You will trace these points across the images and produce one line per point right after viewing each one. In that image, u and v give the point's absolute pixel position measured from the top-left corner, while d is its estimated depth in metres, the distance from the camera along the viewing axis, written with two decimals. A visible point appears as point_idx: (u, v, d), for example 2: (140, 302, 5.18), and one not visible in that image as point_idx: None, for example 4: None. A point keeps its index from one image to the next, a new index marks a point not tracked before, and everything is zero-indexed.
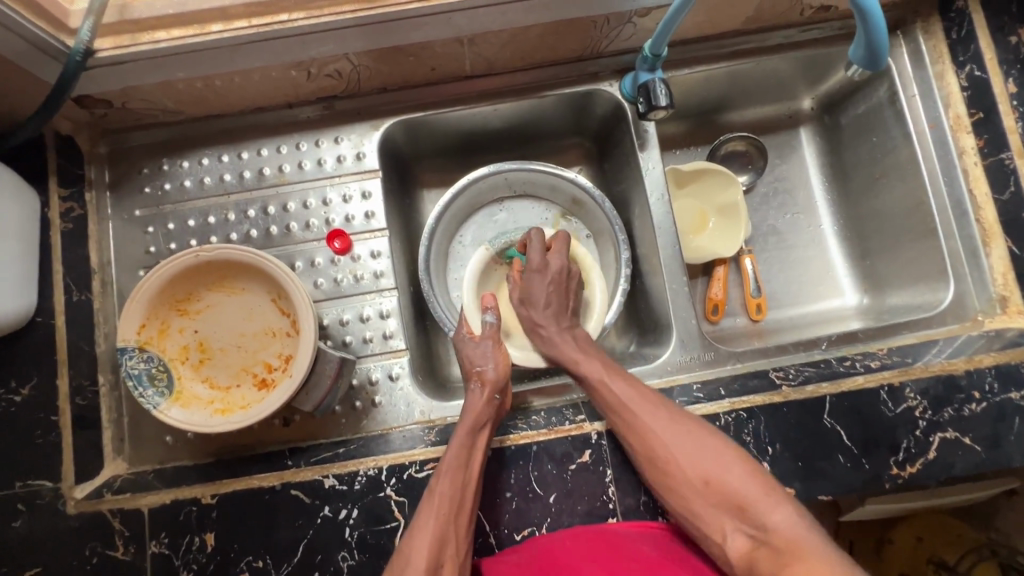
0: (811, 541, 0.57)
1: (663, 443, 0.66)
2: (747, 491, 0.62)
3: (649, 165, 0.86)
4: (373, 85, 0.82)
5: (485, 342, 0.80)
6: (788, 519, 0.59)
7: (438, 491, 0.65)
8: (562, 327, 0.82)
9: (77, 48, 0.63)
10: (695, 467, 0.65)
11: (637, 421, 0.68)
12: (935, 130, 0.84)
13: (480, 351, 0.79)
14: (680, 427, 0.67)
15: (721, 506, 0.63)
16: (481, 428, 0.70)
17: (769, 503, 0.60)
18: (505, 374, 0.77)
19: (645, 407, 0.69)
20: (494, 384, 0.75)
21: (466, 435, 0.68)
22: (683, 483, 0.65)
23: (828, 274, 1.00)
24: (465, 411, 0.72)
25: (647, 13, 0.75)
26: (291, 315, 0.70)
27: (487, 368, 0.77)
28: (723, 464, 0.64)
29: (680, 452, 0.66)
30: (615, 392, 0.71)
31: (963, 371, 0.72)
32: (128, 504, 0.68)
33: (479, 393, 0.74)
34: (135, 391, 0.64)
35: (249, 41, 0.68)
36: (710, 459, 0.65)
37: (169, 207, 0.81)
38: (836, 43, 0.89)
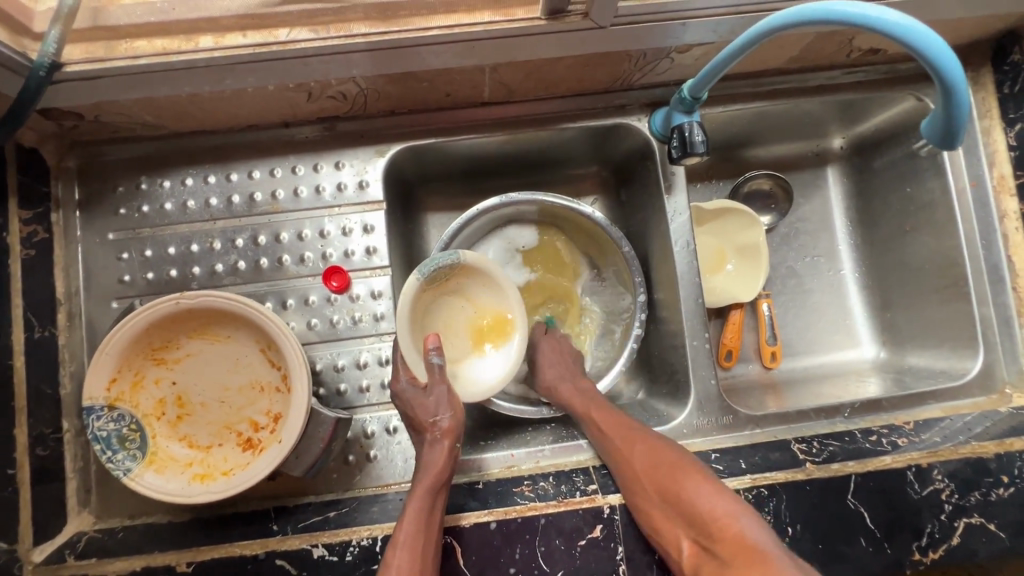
0: (762, 550, 0.54)
1: (665, 492, 0.62)
2: (748, 540, 0.55)
3: (676, 211, 0.80)
4: (380, 107, 0.74)
5: (437, 386, 0.70)
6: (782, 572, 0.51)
7: (394, 563, 0.58)
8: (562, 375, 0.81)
9: (42, 61, 0.56)
10: (650, 476, 0.64)
11: (639, 470, 0.66)
12: (976, 188, 0.80)
13: (433, 399, 0.69)
14: (672, 472, 0.63)
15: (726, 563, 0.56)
16: (438, 491, 0.64)
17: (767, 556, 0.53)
18: (461, 420, 0.70)
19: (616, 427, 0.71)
20: (456, 435, 0.68)
21: (425, 497, 0.62)
22: (641, 493, 0.65)
23: (846, 324, 0.96)
24: (424, 469, 0.65)
25: (687, 50, 0.68)
26: (282, 369, 0.63)
27: (442, 419, 0.68)
28: (720, 511, 0.58)
29: (679, 503, 0.61)
30: (619, 441, 0.70)
31: (993, 454, 0.69)
32: (94, 569, 0.61)
33: (439, 447, 0.66)
34: (103, 455, 0.58)
35: (245, 60, 0.60)
36: (708, 506, 0.59)
37: (147, 231, 0.73)
38: (879, 87, 0.83)
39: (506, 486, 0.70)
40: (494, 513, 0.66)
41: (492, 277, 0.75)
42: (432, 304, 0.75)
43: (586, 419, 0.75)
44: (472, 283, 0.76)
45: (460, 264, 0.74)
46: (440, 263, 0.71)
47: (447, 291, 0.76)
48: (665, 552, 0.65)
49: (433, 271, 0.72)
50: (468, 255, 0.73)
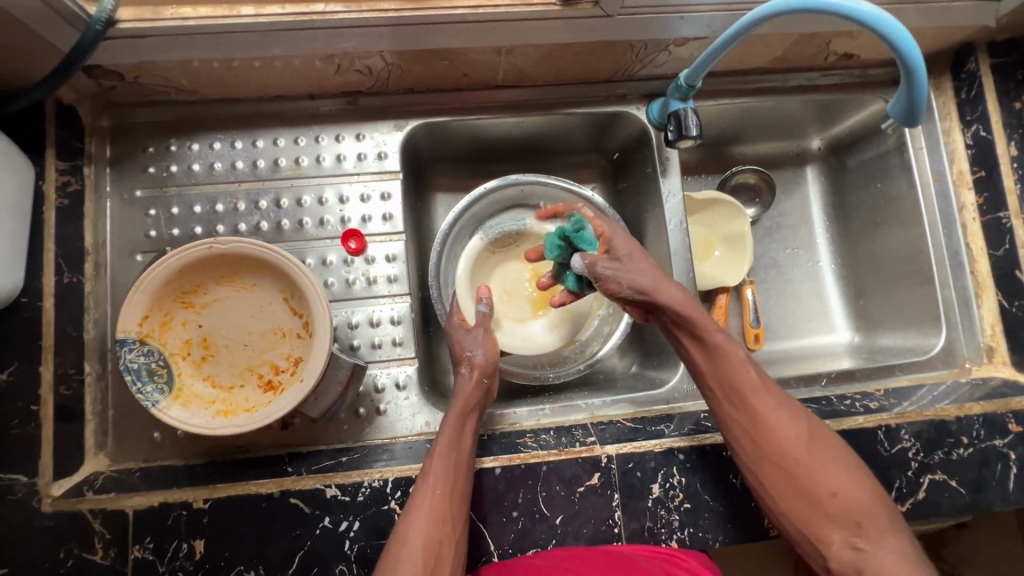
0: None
1: (799, 448, 0.65)
2: (872, 511, 0.61)
3: (669, 193, 0.87)
4: (400, 85, 0.80)
5: (477, 330, 0.78)
6: (903, 547, 0.59)
7: (432, 473, 0.64)
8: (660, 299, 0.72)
9: (99, 16, 0.59)
10: (821, 477, 0.63)
11: (773, 420, 0.66)
12: (939, 183, 0.88)
13: (471, 338, 0.77)
14: (838, 462, 0.64)
15: (834, 519, 0.62)
16: (469, 413, 0.70)
17: (888, 528, 0.60)
18: (493, 359, 0.75)
19: (780, 405, 0.67)
20: (484, 369, 0.74)
21: (457, 416, 0.69)
22: (803, 487, 0.64)
23: (824, 310, 1.03)
24: (454, 395, 0.71)
25: (685, 43, 0.76)
26: (304, 316, 0.67)
27: (476, 353, 0.75)
28: (849, 477, 0.63)
29: (809, 459, 0.64)
30: (758, 386, 0.68)
31: (954, 417, 0.76)
32: (110, 505, 0.63)
33: (468, 377, 0.73)
34: (133, 386, 0.61)
35: (284, 28, 0.66)
36: (844, 470, 0.63)
37: (174, 190, 0.77)
38: (852, 90, 0.92)
39: (510, 439, 0.75)
40: (499, 459, 0.70)
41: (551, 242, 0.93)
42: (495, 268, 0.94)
43: (734, 384, 0.69)
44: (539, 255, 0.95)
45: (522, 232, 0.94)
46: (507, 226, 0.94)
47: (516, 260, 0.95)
48: (656, 500, 0.70)
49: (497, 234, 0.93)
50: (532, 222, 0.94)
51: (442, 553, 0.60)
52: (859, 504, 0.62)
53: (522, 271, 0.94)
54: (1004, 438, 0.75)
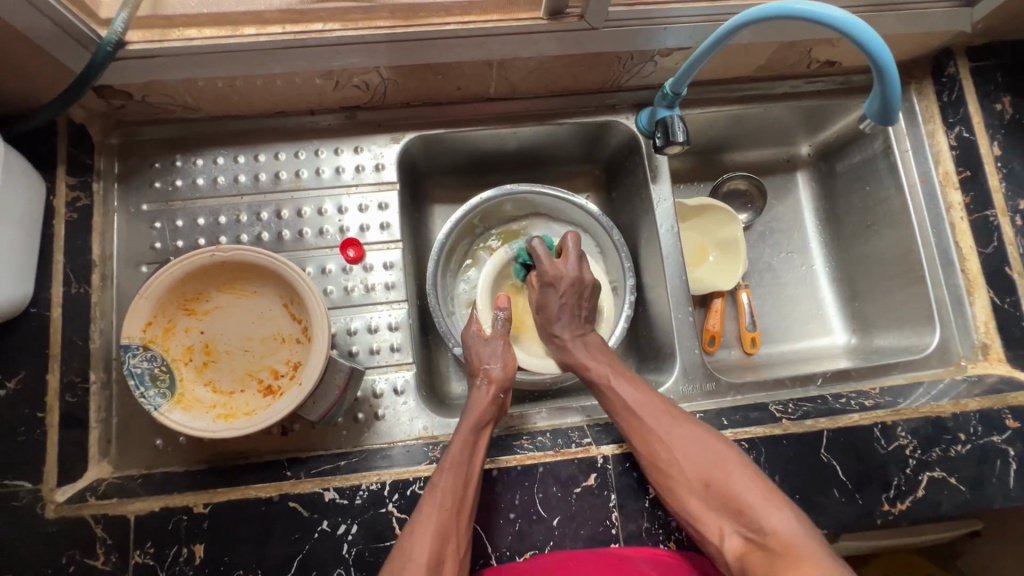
0: (807, 546, 0.56)
1: (676, 448, 0.68)
2: (748, 495, 0.62)
3: (660, 198, 0.89)
4: (396, 99, 0.83)
5: (495, 340, 0.81)
6: (788, 524, 0.59)
7: (439, 486, 0.64)
8: (573, 334, 0.82)
9: (110, 39, 0.63)
10: (695, 469, 0.66)
11: (648, 425, 0.70)
12: (926, 183, 0.90)
13: (489, 350, 0.80)
14: (709, 454, 0.66)
15: (718, 508, 0.64)
16: (485, 425, 0.71)
17: (767, 507, 0.61)
18: (509, 374, 0.78)
19: (649, 410, 0.71)
20: (501, 383, 0.76)
21: (470, 429, 0.69)
22: (683, 485, 0.66)
23: (820, 313, 1.04)
24: (470, 406, 0.73)
25: (669, 53, 0.79)
26: (303, 322, 0.69)
27: (494, 367, 0.78)
28: (722, 466, 0.65)
29: (686, 457, 0.67)
30: (633, 395, 0.73)
31: (949, 413, 0.76)
32: (113, 510, 0.64)
33: (484, 390, 0.75)
34: (136, 390, 0.62)
35: (283, 46, 0.69)
36: (720, 462, 0.65)
37: (179, 204, 0.80)
38: (836, 96, 0.94)
39: (507, 442, 0.75)
40: (496, 461, 0.71)
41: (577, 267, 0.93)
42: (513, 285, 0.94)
43: (611, 395, 0.75)
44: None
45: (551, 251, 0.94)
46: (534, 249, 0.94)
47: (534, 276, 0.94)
48: (653, 501, 0.70)
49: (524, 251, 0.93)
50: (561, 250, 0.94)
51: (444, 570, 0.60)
52: (739, 489, 0.63)
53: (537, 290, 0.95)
54: (1002, 434, 0.75)
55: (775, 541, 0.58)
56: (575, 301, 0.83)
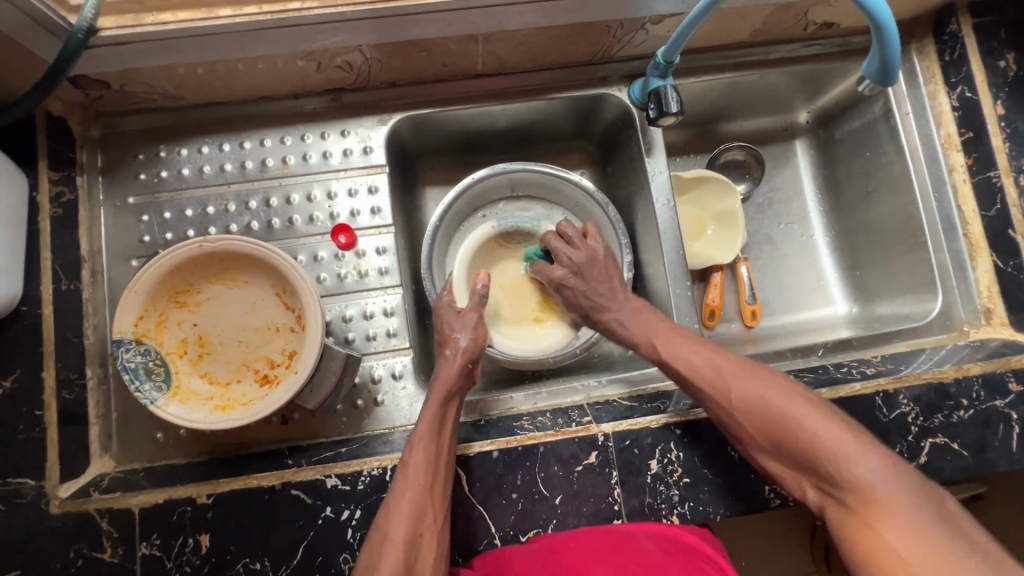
0: (893, 500, 0.53)
1: (741, 410, 0.66)
2: (823, 447, 0.59)
3: (656, 171, 0.87)
4: (381, 79, 0.81)
5: (468, 313, 0.79)
6: (872, 473, 0.55)
7: (411, 462, 0.64)
8: (621, 305, 0.82)
9: (79, 25, 0.60)
10: (767, 429, 0.64)
11: (711, 392, 0.69)
12: (927, 147, 0.88)
13: (460, 321, 0.79)
14: (775, 410, 0.64)
15: (796, 465, 0.62)
16: (450, 399, 0.71)
17: (846, 458, 0.57)
18: (479, 345, 0.77)
19: (715, 374, 0.69)
20: (468, 354, 0.75)
21: (437, 405, 0.69)
22: (758, 445, 0.65)
23: (820, 283, 1.03)
24: (435, 381, 0.72)
25: (660, 20, 0.76)
26: (296, 310, 0.68)
27: (461, 338, 0.76)
28: (794, 417, 0.62)
29: (753, 417, 0.65)
30: (691, 362, 0.72)
31: (952, 379, 0.75)
32: (116, 504, 0.64)
33: (451, 362, 0.74)
34: (131, 385, 0.61)
35: (261, 27, 0.66)
36: (789, 416, 0.62)
37: (165, 195, 0.78)
38: (835, 60, 0.91)
39: (507, 423, 0.75)
40: (496, 442, 0.70)
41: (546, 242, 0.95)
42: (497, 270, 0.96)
43: (672, 365, 0.73)
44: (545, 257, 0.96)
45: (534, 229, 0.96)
46: (520, 223, 0.96)
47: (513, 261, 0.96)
48: (655, 476, 0.70)
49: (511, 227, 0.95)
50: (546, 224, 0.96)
51: (423, 543, 0.60)
52: (811, 442, 0.60)
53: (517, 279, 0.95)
54: (1005, 398, 0.75)
55: (853, 494, 0.56)
56: (594, 276, 0.83)
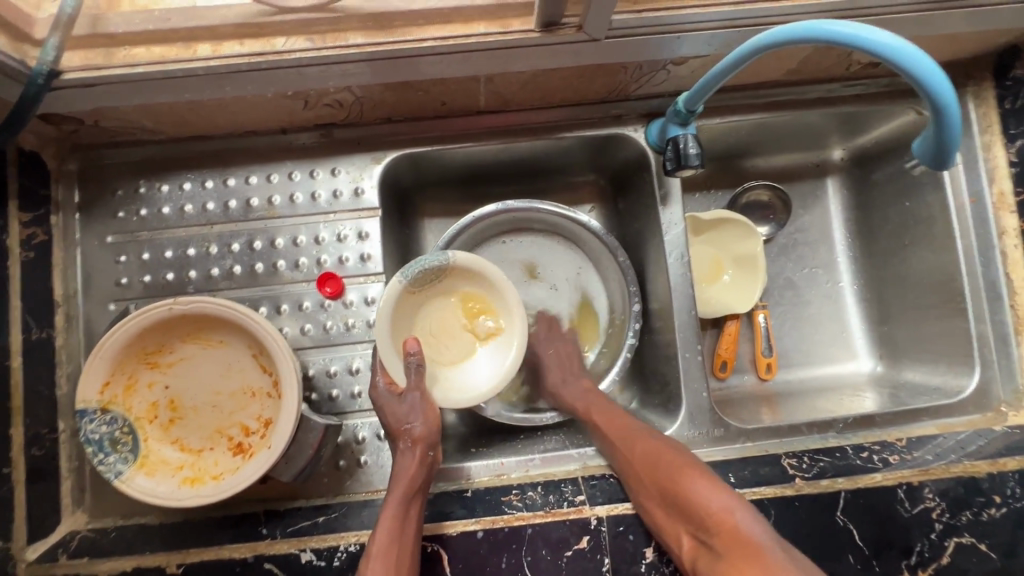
0: (762, 547, 0.55)
1: (634, 454, 0.69)
2: (698, 492, 0.61)
3: (671, 222, 0.80)
4: (376, 115, 0.75)
5: (410, 393, 0.69)
6: (745, 521, 0.58)
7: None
8: (566, 378, 0.82)
9: (39, 70, 0.56)
10: (650, 471, 0.66)
11: (610, 435, 0.73)
12: (976, 205, 0.79)
13: (406, 407, 0.69)
14: (661, 452, 0.67)
15: (676, 516, 0.62)
16: (414, 496, 0.64)
17: (720, 503, 0.60)
18: (435, 429, 0.69)
19: (616, 425, 0.73)
20: (427, 440, 0.68)
21: (397, 504, 0.63)
22: (643, 490, 0.66)
23: (844, 336, 0.95)
24: (396, 477, 0.65)
25: (683, 61, 0.68)
26: (273, 374, 0.64)
27: (416, 424, 0.68)
28: (674, 463, 0.65)
29: (641, 462, 0.67)
30: (600, 408, 0.76)
31: (985, 474, 0.69)
32: (85, 570, 0.62)
33: (409, 454, 0.67)
34: (94, 458, 0.59)
35: (242, 69, 0.61)
36: (681, 465, 0.64)
37: (145, 235, 0.74)
38: (879, 101, 0.82)
39: (495, 496, 0.70)
40: (482, 521, 0.66)
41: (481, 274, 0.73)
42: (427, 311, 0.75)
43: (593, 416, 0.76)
44: (470, 288, 0.75)
45: (451, 267, 0.73)
46: (426, 264, 0.71)
47: (442, 296, 0.75)
48: (651, 565, 0.65)
49: (419, 273, 0.71)
50: (457, 255, 0.72)
51: None
52: (689, 488, 0.62)
53: (452, 315, 0.75)
54: None
55: (728, 539, 0.57)
56: (562, 357, 0.85)
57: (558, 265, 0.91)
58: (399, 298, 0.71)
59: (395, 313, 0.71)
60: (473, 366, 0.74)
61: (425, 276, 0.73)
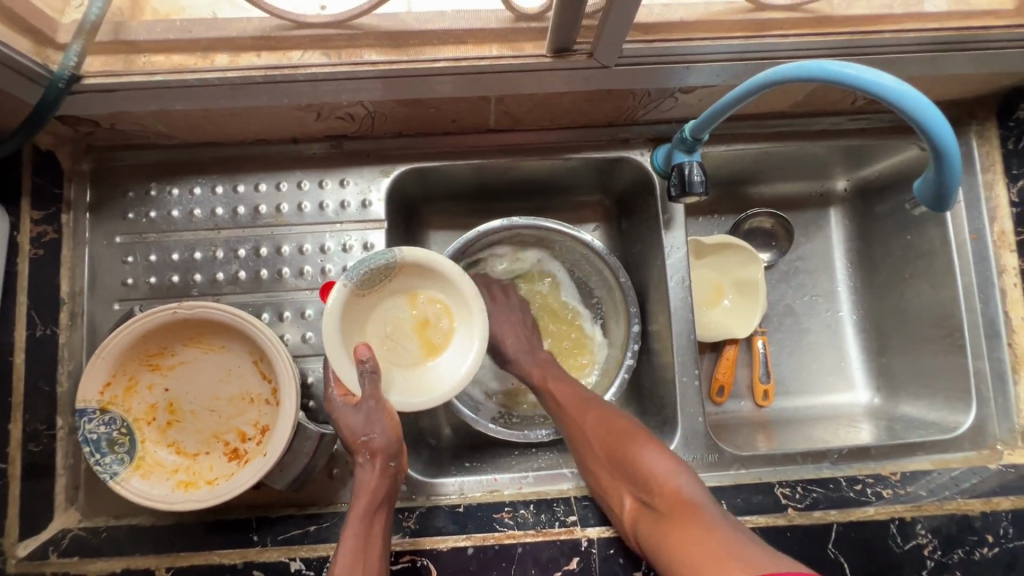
0: (701, 507, 0.59)
1: (588, 425, 0.72)
2: (644, 459, 0.65)
3: (673, 246, 0.81)
4: (387, 129, 0.76)
5: (366, 399, 0.64)
6: (685, 485, 0.62)
7: None
8: (531, 353, 0.83)
9: (61, 74, 0.58)
10: (604, 439, 0.69)
11: (567, 406, 0.75)
12: (977, 241, 0.80)
13: (362, 417, 0.64)
14: (614, 424, 0.70)
15: (622, 478, 0.66)
16: (377, 511, 0.62)
17: (664, 469, 0.63)
18: (395, 438, 0.64)
19: (572, 395, 0.76)
20: (386, 452, 0.64)
21: (359, 522, 0.60)
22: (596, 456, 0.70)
23: (842, 366, 0.95)
24: (356, 493, 0.63)
25: (691, 90, 0.69)
26: (272, 381, 0.64)
27: (374, 436, 0.64)
28: (623, 432, 0.69)
29: (595, 430, 0.71)
30: (557, 381, 0.78)
31: (979, 512, 0.69)
32: (75, 569, 0.62)
33: (369, 469, 0.64)
34: (91, 458, 0.59)
35: (258, 81, 0.62)
36: (635, 434, 0.69)
37: (153, 237, 0.75)
38: (882, 135, 0.84)
39: (486, 513, 0.69)
40: (472, 538, 0.66)
41: (434, 270, 0.69)
42: (377, 313, 0.70)
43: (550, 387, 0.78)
44: (422, 286, 0.71)
45: (400, 264, 0.68)
46: (372, 263, 0.67)
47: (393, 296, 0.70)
48: None
49: (365, 273, 0.67)
50: (405, 252, 0.67)
51: None
52: (636, 455, 0.66)
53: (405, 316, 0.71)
54: None
55: (667, 500, 0.61)
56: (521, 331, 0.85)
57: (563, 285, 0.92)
58: (347, 301, 0.67)
59: (343, 318, 0.66)
60: (433, 367, 0.70)
61: (373, 276, 0.68)
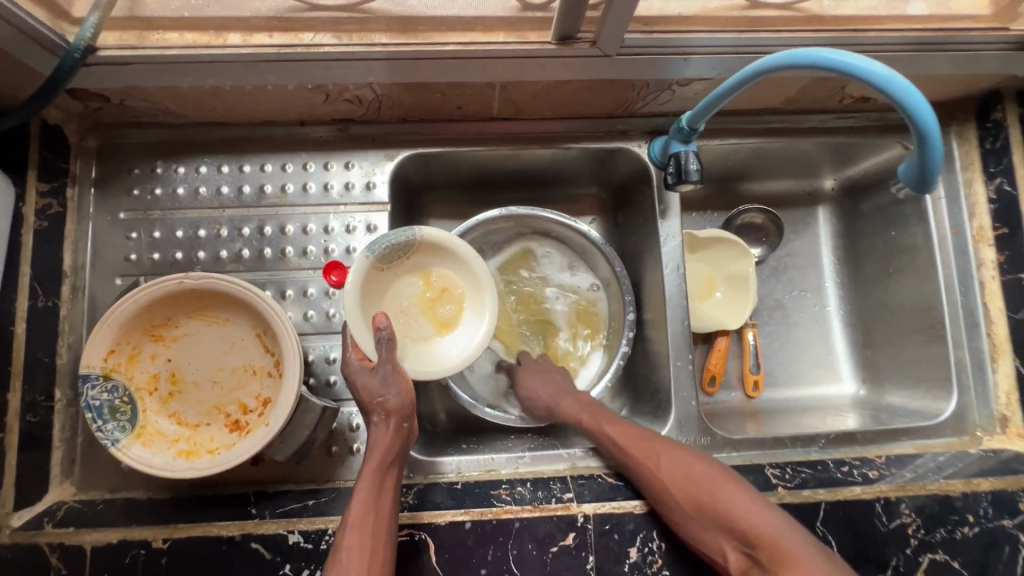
0: (803, 549, 0.56)
1: (650, 471, 0.68)
2: (730, 505, 0.61)
3: (669, 236, 0.83)
4: (392, 114, 0.78)
5: (382, 366, 0.65)
6: (774, 524, 0.58)
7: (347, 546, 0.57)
8: (554, 388, 0.82)
9: (77, 44, 0.59)
10: (672, 486, 0.65)
11: (624, 452, 0.71)
12: (958, 236, 0.83)
13: (378, 380, 0.65)
14: (679, 468, 0.66)
15: (710, 528, 0.62)
16: (388, 468, 0.62)
17: (751, 512, 0.60)
18: (410, 401, 0.65)
19: (625, 438, 0.72)
20: (400, 412, 0.64)
21: (371, 478, 0.61)
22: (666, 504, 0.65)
23: (830, 358, 0.98)
24: (369, 450, 0.63)
25: (688, 83, 0.72)
26: (275, 354, 0.65)
27: (389, 396, 0.64)
28: (692, 475, 0.65)
29: (659, 477, 0.67)
30: (604, 424, 0.75)
31: (959, 493, 0.71)
32: (69, 539, 0.62)
33: (382, 428, 0.64)
34: (93, 424, 0.59)
35: (269, 60, 0.64)
36: (704, 471, 0.65)
37: (158, 213, 0.76)
38: (868, 134, 0.87)
39: (484, 490, 0.70)
40: (470, 513, 0.67)
41: (451, 247, 0.70)
42: (393, 286, 0.71)
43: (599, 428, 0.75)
44: (438, 262, 0.72)
45: (418, 241, 0.70)
46: (391, 239, 0.68)
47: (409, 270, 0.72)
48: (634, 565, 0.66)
49: (385, 248, 0.68)
50: (424, 230, 0.69)
51: None
52: (719, 500, 0.62)
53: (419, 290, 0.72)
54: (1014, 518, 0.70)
55: (767, 551, 0.57)
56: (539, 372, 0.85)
57: (559, 273, 0.93)
58: (366, 273, 0.68)
59: (361, 290, 0.68)
60: (446, 338, 0.71)
61: (392, 252, 0.69)
